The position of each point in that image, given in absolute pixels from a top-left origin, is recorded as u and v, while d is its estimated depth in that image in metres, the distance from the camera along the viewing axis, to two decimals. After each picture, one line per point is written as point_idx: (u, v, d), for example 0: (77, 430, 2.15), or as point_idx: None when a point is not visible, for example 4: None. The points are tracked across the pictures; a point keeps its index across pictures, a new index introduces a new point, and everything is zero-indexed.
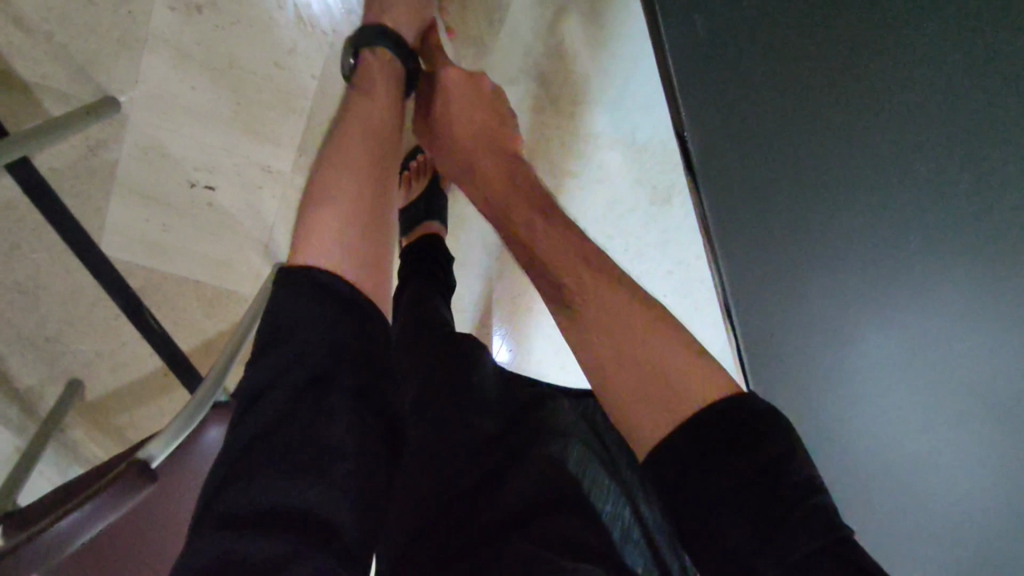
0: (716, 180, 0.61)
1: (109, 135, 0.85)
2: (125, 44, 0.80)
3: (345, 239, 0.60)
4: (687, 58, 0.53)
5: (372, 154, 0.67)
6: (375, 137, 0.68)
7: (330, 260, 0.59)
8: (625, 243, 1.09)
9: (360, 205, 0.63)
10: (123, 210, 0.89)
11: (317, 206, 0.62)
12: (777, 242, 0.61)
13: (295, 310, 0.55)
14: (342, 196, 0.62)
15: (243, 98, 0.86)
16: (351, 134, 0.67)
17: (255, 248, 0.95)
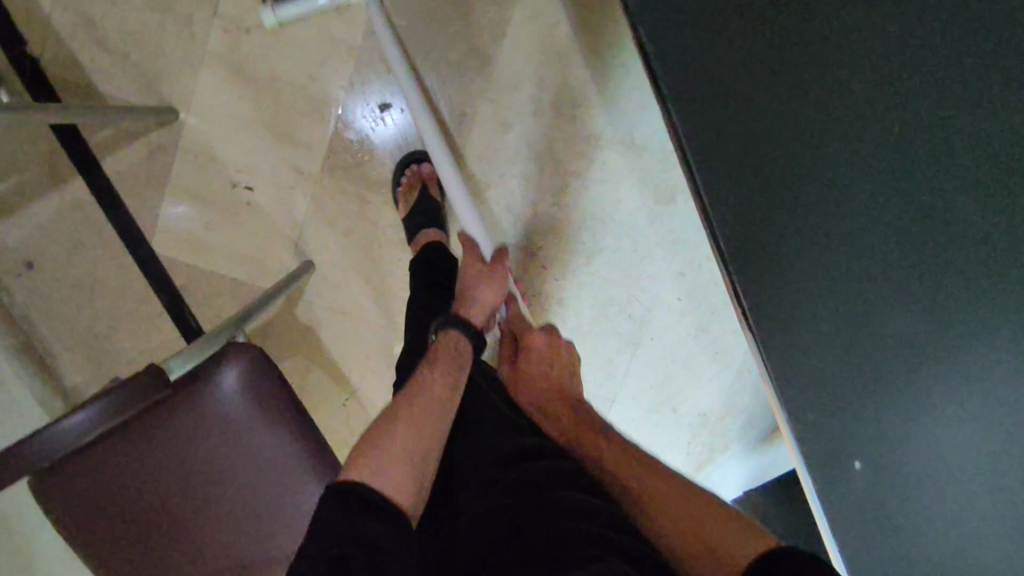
0: (716, 153, 0.52)
1: (167, 141, 0.98)
2: (186, 63, 0.95)
3: (410, 470, 0.63)
4: (664, 49, 0.54)
5: (443, 396, 0.72)
6: (452, 366, 0.77)
7: (414, 486, 0.63)
8: (633, 243, 1.12)
9: (426, 433, 0.68)
10: (174, 209, 1.00)
11: (390, 431, 0.66)
12: (860, 179, 0.45)
13: (347, 502, 0.57)
14: (408, 441, 0.66)
15: (282, 107, 0.99)
16: (438, 364, 0.76)
17: (285, 245, 1.03)
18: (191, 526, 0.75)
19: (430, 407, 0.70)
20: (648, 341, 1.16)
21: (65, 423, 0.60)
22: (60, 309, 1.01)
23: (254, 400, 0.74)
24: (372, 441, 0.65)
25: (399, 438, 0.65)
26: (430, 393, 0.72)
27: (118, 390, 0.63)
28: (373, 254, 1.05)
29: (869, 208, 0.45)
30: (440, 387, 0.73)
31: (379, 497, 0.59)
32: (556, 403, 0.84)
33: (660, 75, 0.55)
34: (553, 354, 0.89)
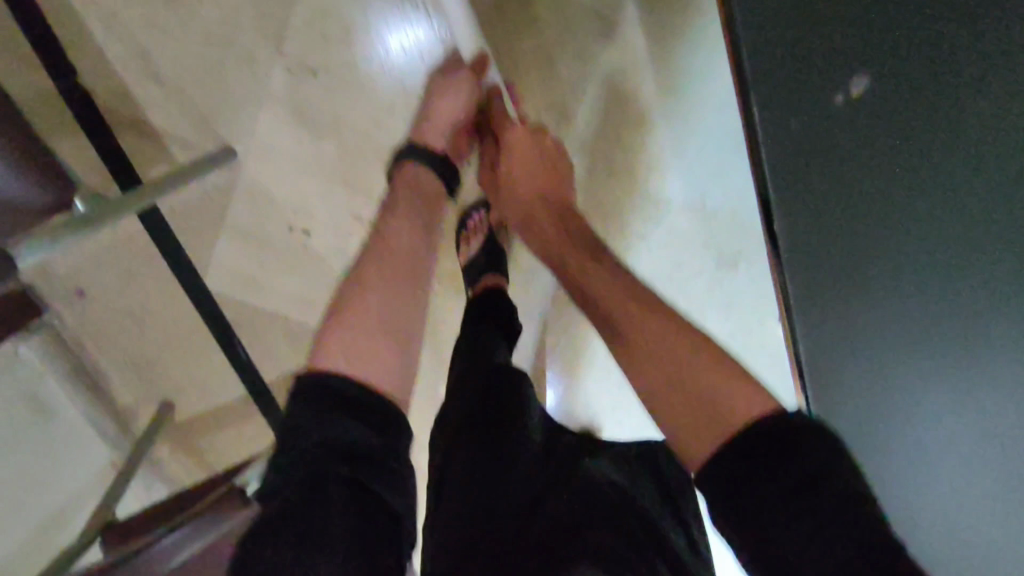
0: (796, 199, 0.66)
1: (222, 180, 0.93)
2: (247, 103, 0.89)
3: (380, 341, 0.65)
4: (768, 98, 0.64)
5: (412, 245, 0.74)
6: (426, 204, 0.80)
7: (387, 364, 0.64)
8: (688, 304, 1.08)
9: (397, 279, 0.71)
10: (229, 248, 0.97)
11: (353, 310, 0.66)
12: (889, 264, 0.64)
13: (323, 392, 0.59)
14: (372, 302, 0.68)
15: (345, 152, 0.94)
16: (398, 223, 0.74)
17: (340, 288, 1.01)
18: None
19: (395, 247, 0.73)
20: None
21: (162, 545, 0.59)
22: (108, 337, 0.99)
23: None
24: (338, 321, 0.65)
25: (365, 312, 0.66)
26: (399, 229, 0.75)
27: (209, 512, 0.60)
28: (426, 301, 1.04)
29: (890, 259, 0.63)
30: (411, 250, 0.74)
31: (335, 381, 0.60)
32: (542, 167, 0.86)
33: (761, 132, 0.65)
34: (530, 158, 0.85)
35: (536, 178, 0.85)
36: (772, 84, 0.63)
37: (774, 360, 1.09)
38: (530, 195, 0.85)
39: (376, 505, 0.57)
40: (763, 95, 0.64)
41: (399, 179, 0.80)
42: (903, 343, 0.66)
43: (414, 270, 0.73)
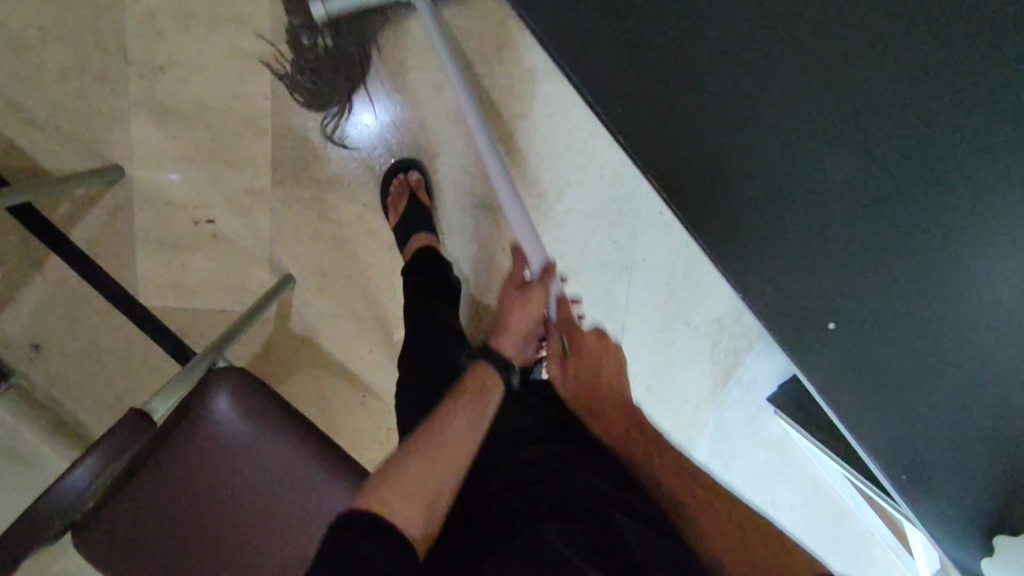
0: (631, 100, 0.50)
1: (122, 198, 1.00)
2: (114, 118, 0.97)
3: (419, 500, 0.59)
4: None
5: (463, 456, 0.65)
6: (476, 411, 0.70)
7: (419, 505, 0.58)
8: (599, 169, 1.09)
9: (443, 470, 0.62)
10: (148, 258, 1.03)
11: (394, 464, 0.62)
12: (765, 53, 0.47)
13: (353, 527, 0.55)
14: (421, 471, 0.61)
15: (217, 133, 0.99)
16: (457, 422, 0.67)
17: (261, 264, 1.05)
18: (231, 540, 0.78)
19: (450, 452, 0.64)
20: (643, 262, 1.14)
21: (79, 469, 0.62)
22: (77, 379, 1.07)
23: (250, 415, 0.78)
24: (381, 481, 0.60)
25: (407, 474, 0.60)
26: (462, 421, 0.68)
27: (110, 438, 0.65)
28: (346, 251, 1.06)
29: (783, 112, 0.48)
30: (466, 438, 0.67)
31: (368, 514, 0.56)
32: (597, 396, 0.78)
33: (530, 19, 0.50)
34: (598, 364, 0.81)
35: (608, 403, 0.78)
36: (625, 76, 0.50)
37: None
38: (614, 406, 0.77)
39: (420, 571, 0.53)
40: (597, 89, 0.50)
41: (471, 376, 0.76)
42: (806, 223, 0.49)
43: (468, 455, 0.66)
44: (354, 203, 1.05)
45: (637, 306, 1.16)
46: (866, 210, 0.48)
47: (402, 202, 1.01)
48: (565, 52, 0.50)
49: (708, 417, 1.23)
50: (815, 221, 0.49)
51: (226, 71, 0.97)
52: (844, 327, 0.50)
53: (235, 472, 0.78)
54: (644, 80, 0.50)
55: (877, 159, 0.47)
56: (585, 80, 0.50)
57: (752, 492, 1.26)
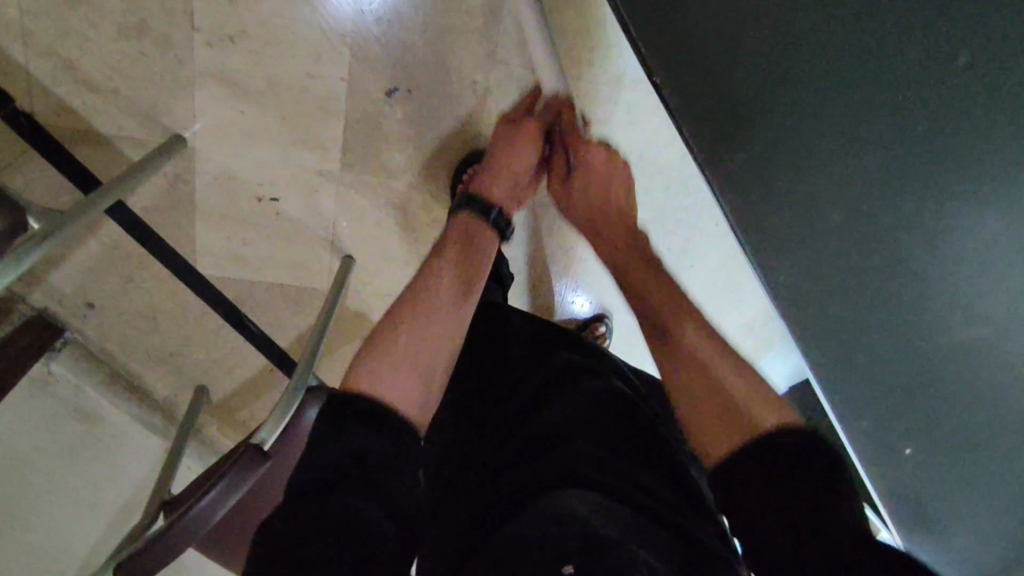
0: (709, 126, 0.59)
1: (183, 168, 0.95)
2: (178, 87, 0.90)
3: (413, 383, 0.63)
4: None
5: (447, 344, 0.68)
6: (454, 321, 0.70)
7: (409, 394, 0.62)
8: (668, 179, 1.09)
9: (433, 335, 0.68)
10: (208, 230, 1.00)
11: (398, 326, 0.67)
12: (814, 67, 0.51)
13: (349, 404, 0.58)
14: (415, 344, 0.66)
15: (286, 110, 0.94)
16: (433, 300, 0.70)
17: (322, 244, 1.04)
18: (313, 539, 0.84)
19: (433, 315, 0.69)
20: (691, 268, 1.18)
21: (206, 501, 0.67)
22: (129, 339, 1.07)
23: None
24: (373, 351, 0.65)
25: (398, 346, 0.65)
26: (431, 342, 0.67)
27: (231, 473, 0.69)
28: (409, 238, 1.06)
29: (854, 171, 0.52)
30: (449, 301, 0.71)
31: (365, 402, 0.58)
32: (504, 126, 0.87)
33: (662, 80, 0.61)
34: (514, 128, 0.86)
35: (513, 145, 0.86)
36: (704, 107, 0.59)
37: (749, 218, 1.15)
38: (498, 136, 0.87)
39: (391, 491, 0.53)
40: (682, 97, 0.60)
41: (454, 228, 0.79)
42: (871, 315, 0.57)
43: (462, 318, 0.71)
44: (419, 193, 1.03)
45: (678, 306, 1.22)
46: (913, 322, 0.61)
47: None
48: (691, 112, 0.60)
49: None
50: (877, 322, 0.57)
51: (301, 47, 0.90)
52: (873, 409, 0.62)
53: None
54: (722, 108, 0.57)
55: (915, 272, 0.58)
56: (689, 131, 0.61)
57: None
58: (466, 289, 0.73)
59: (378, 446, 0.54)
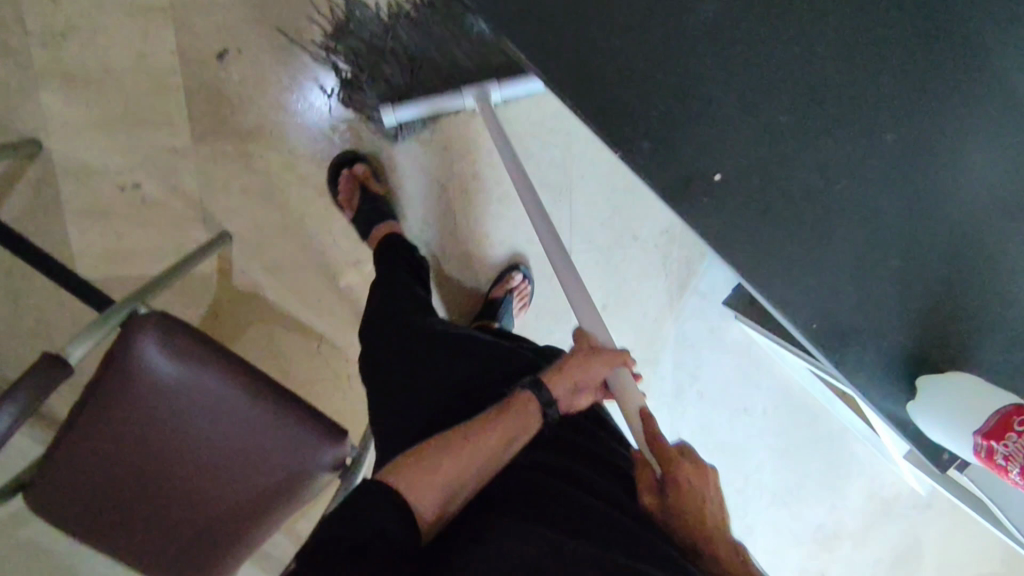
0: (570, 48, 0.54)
1: (44, 171, 0.99)
2: (24, 91, 0.96)
3: (443, 490, 0.61)
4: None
5: (491, 460, 0.64)
6: (484, 446, 0.64)
7: (432, 501, 0.60)
8: (524, 90, 1.08)
9: (470, 460, 0.63)
10: (80, 230, 1.02)
11: (455, 449, 0.63)
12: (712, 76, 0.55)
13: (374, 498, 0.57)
14: (458, 470, 0.62)
15: (130, 94, 0.99)
16: (464, 445, 0.64)
17: (195, 224, 1.04)
18: (179, 488, 0.81)
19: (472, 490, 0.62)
20: (581, 182, 1.12)
21: None
22: (26, 363, 1.06)
23: (180, 357, 0.78)
24: (417, 459, 0.62)
25: (442, 472, 0.61)
26: (453, 465, 0.62)
27: (20, 386, 0.65)
28: (282, 199, 1.06)
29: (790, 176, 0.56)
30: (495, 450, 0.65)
31: (400, 498, 0.58)
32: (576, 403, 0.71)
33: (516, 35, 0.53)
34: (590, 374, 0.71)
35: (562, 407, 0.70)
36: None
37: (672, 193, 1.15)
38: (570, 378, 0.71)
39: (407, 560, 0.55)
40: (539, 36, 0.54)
41: (515, 398, 0.69)
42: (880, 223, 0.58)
43: (508, 447, 0.65)
44: (278, 152, 1.04)
45: (586, 227, 1.15)
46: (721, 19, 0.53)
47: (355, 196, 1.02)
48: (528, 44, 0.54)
49: (671, 334, 1.22)
50: (644, 26, 0.53)
51: (128, 30, 0.96)
52: (734, 178, 0.56)
53: (182, 422, 0.80)
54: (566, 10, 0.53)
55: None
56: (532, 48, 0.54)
57: (721, 399, 1.27)
58: (513, 439, 0.66)
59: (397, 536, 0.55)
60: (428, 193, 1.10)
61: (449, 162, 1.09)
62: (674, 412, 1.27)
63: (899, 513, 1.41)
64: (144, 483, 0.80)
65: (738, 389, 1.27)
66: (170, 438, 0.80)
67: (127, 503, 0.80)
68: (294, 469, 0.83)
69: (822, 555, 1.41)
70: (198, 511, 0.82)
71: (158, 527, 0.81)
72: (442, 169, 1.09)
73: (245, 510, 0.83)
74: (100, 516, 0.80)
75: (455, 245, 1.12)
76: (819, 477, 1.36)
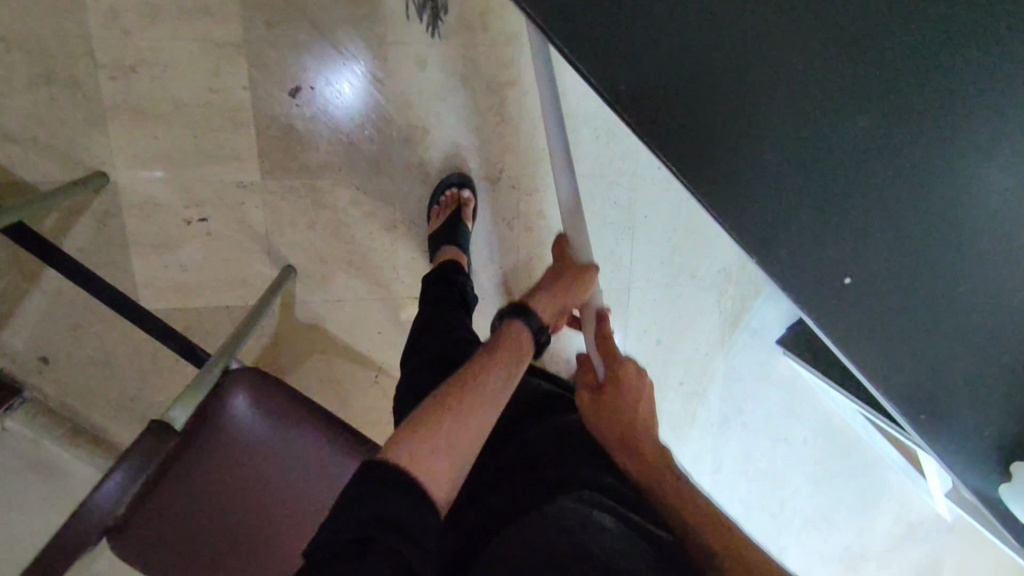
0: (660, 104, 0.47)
1: (110, 203, 0.98)
2: (91, 124, 0.94)
3: (450, 454, 0.57)
4: None
5: (490, 412, 0.63)
6: (482, 404, 0.63)
7: (450, 477, 0.57)
8: (595, 132, 1.07)
9: (476, 412, 0.61)
10: (145, 262, 1.01)
11: (459, 414, 0.60)
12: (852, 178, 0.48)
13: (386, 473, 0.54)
14: (459, 429, 0.59)
15: (199, 129, 0.96)
16: (471, 407, 0.61)
17: (260, 257, 1.03)
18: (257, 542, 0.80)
19: (484, 398, 0.63)
20: (644, 221, 1.12)
21: (102, 489, 0.62)
22: (88, 391, 1.06)
23: (266, 412, 0.79)
24: (418, 422, 0.59)
25: (448, 432, 0.58)
26: (452, 419, 0.60)
27: (134, 451, 0.65)
28: (347, 234, 1.05)
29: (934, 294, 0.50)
30: (493, 398, 0.64)
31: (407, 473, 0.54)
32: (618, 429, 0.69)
33: (606, 88, 0.47)
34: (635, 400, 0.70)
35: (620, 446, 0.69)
36: (645, 110, 0.47)
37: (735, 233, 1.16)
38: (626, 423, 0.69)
39: (423, 528, 0.52)
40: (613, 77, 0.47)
41: (505, 333, 0.72)
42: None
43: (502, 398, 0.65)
44: (345, 188, 1.03)
45: (646, 265, 1.15)
46: (895, 109, 0.47)
47: (445, 217, 1.02)
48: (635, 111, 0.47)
49: (719, 368, 1.24)
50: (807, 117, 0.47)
51: (199, 64, 0.94)
52: (864, 284, 0.50)
53: (262, 473, 0.79)
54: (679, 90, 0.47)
55: (915, 34, 0.45)
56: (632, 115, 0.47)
57: (763, 429, 1.30)
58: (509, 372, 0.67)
59: (411, 512, 0.51)
60: (494, 231, 1.09)
61: (520, 201, 1.09)
62: (718, 440, 1.29)
63: (922, 535, 1.47)
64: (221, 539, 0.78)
65: (780, 419, 1.30)
66: (250, 489, 0.79)
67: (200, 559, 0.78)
68: None
69: (847, 575, 1.46)
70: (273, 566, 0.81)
71: None
72: (508, 205, 1.09)
73: None
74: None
75: (515, 282, 1.12)
76: (850, 503, 1.41)
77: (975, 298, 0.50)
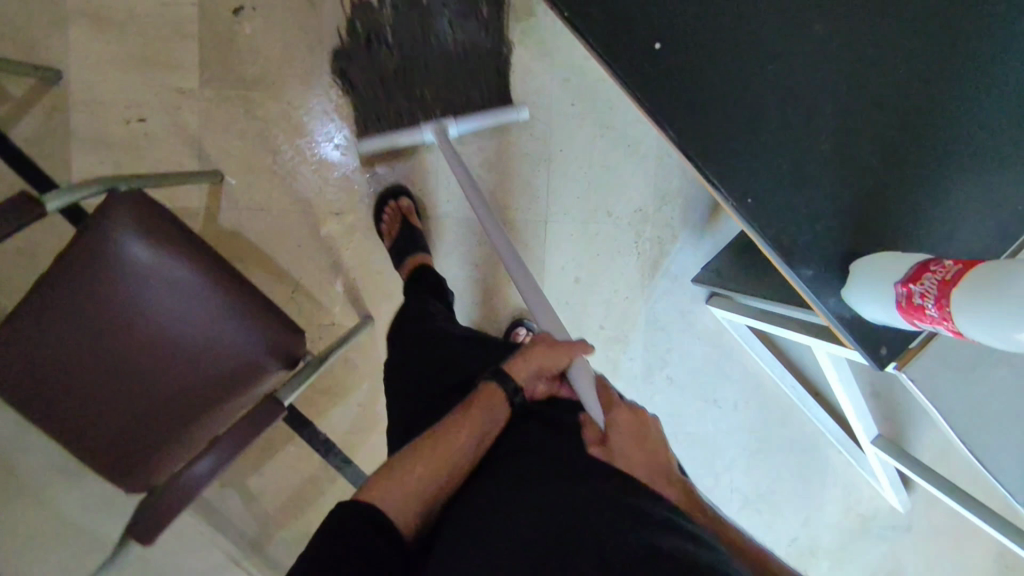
0: None
1: (58, 99, 1.07)
2: (53, 26, 1.06)
3: (417, 495, 0.64)
4: None
5: (463, 450, 0.68)
6: (452, 444, 0.67)
7: (414, 501, 0.63)
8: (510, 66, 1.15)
9: (444, 469, 0.66)
10: (82, 156, 1.09)
11: (431, 467, 0.65)
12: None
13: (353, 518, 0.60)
14: (427, 474, 0.65)
15: (149, 38, 1.08)
16: (440, 441, 0.67)
17: (190, 161, 1.11)
18: (133, 367, 0.85)
19: (453, 450, 0.67)
20: (560, 154, 1.18)
21: None
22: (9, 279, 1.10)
23: (150, 240, 0.82)
24: (388, 471, 0.65)
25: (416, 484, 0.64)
26: (420, 467, 0.65)
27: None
28: (274, 147, 1.13)
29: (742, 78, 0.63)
30: (469, 449, 0.68)
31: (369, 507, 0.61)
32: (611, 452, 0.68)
33: None
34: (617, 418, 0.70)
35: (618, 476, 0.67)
36: None
37: (649, 172, 1.20)
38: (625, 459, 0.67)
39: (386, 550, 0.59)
40: None
41: (478, 396, 0.72)
42: (785, 82, 0.63)
43: (478, 427, 0.70)
44: (277, 104, 1.12)
45: (562, 199, 1.20)
46: None
47: (394, 227, 1.11)
48: None
49: (639, 313, 1.24)
50: None
51: None
52: (669, 48, 0.63)
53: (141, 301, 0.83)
54: None
55: None
56: None
57: (690, 385, 1.27)
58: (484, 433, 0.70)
59: (379, 549, 0.58)
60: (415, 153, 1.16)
61: None
62: (642, 395, 1.26)
63: (877, 532, 1.35)
64: (100, 359, 0.83)
65: (707, 376, 1.27)
66: (129, 315, 0.83)
67: (77, 376, 0.83)
68: (248, 360, 0.88)
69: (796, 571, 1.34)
70: (147, 392, 0.86)
71: (107, 405, 0.85)
72: None
73: (193, 396, 0.87)
74: (49, 389, 0.83)
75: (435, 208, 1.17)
76: (792, 484, 1.32)
77: (760, 68, 0.63)
